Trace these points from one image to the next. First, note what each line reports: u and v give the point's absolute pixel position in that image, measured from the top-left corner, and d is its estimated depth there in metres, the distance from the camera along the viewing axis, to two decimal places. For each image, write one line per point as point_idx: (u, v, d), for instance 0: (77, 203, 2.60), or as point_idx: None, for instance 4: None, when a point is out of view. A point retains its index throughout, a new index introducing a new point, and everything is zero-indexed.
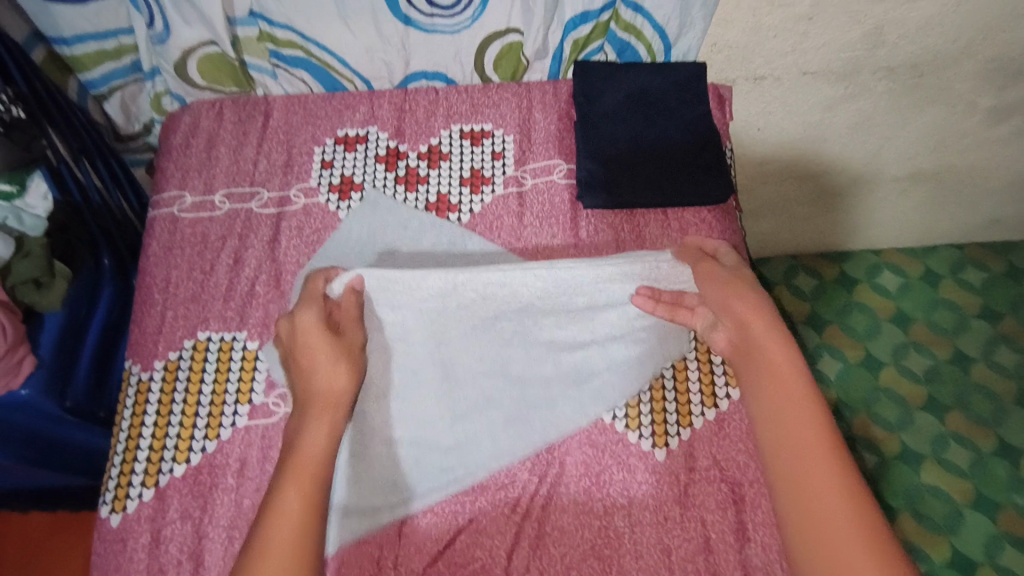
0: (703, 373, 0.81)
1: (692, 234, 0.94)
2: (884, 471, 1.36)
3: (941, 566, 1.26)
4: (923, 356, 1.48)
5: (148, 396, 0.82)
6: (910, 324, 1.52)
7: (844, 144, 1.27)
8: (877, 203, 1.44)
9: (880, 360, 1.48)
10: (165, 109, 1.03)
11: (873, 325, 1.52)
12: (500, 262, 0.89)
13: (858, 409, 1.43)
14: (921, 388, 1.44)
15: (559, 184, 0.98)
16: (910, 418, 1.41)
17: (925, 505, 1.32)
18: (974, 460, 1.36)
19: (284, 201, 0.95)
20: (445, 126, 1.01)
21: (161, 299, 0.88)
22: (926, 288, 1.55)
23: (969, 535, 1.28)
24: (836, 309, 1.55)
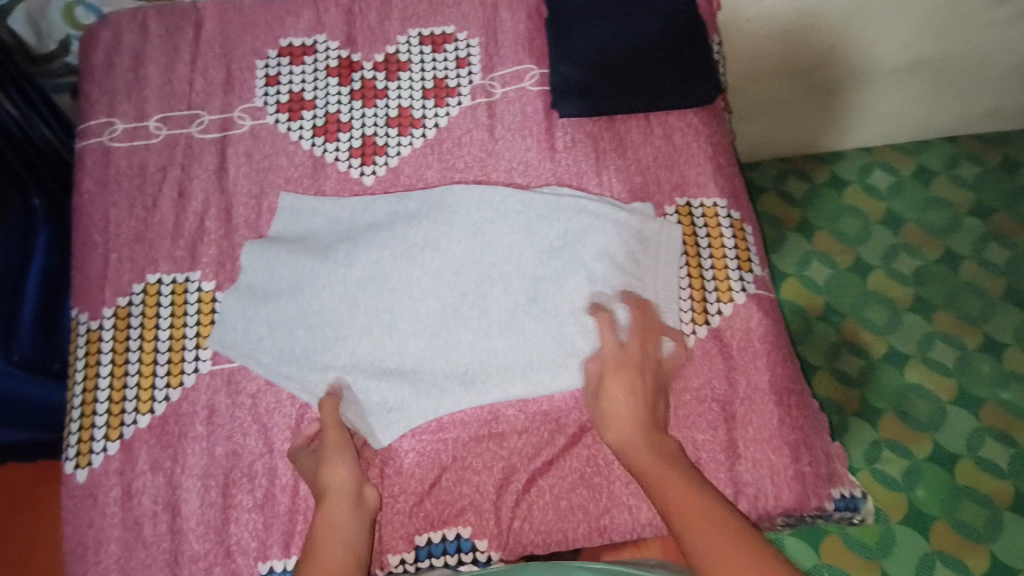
0: (695, 290, 0.79)
1: (678, 140, 0.86)
2: (870, 374, 1.37)
3: (923, 460, 1.29)
4: (913, 257, 1.45)
5: (100, 345, 0.77)
6: (902, 225, 1.48)
7: (844, 33, 1.18)
8: (874, 97, 1.36)
9: (870, 264, 1.45)
10: (81, 23, 0.89)
11: (865, 229, 1.48)
12: (458, 208, 0.80)
13: (847, 313, 1.42)
14: (910, 290, 1.42)
15: (531, 92, 0.88)
16: (898, 320, 1.40)
17: (910, 404, 1.34)
18: (959, 357, 1.36)
19: (227, 124, 0.86)
20: (402, 32, 0.90)
21: (103, 241, 0.81)
22: (918, 186, 1.50)
23: (950, 430, 1.31)
24: (827, 214, 1.50)
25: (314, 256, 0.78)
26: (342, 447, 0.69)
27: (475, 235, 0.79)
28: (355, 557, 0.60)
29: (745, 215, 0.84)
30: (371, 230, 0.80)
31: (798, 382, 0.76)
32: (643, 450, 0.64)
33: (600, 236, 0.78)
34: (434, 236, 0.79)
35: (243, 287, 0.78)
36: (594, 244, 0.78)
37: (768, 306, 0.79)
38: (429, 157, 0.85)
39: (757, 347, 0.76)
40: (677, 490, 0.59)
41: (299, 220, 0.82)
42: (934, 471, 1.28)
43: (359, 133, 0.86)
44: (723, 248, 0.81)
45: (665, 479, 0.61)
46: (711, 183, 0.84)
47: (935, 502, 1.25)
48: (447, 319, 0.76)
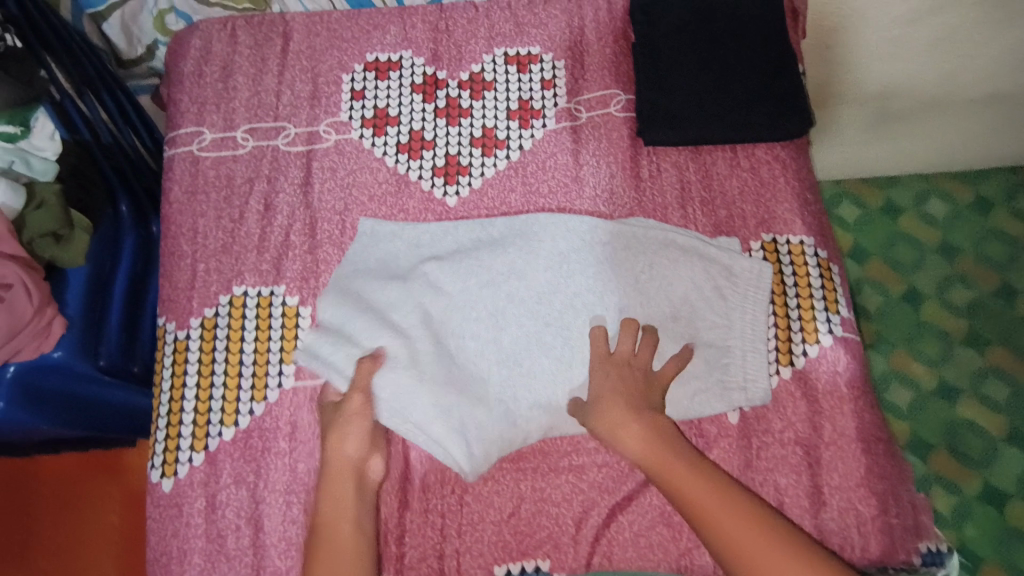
0: (781, 330, 0.78)
1: (764, 173, 0.85)
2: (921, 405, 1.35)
3: (974, 497, 1.27)
4: (968, 289, 1.43)
5: (187, 355, 0.78)
6: (958, 256, 1.46)
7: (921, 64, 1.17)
8: (942, 128, 1.34)
9: (923, 294, 1.43)
10: (171, 29, 0.89)
11: (920, 258, 1.46)
12: (542, 235, 0.80)
13: (898, 343, 1.40)
14: (963, 321, 1.40)
15: (618, 118, 0.87)
16: (951, 353, 1.38)
17: (962, 440, 1.32)
18: (1013, 394, 1.34)
19: (313, 138, 0.86)
20: (487, 50, 0.90)
21: (191, 251, 0.81)
22: (978, 217, 1.47)
23: (1002, 469, 1.29)
24: (881, 242, 1.48)
25: (403, 282, 0.79)
26: (358, 420, 0.72)
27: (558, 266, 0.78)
28: (360, 533, 0.67)
29: (831, 254, 0.82)
30: (454, 255, 0.80)
31: (884, 430, 0.75)
32: (667, 456, 0.66)
33: (691, 272, 0.77)
34: (520, 264, 0.79)
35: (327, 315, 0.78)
36: (682, 275, 0.77)
37: (856, 349, 0.78)
38: (513, 180, 0.85)
39: (842, 392, 0.76)
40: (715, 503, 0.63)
41: (379, 241, 0.81)
42: (984, 510, 1.27)
43: (443, 152, 0.86)
44: (810, 288, 0.80)
45: (698, 492, 0.63)
46: (798, 220, 0.83)
47: (985, 542, 1.25)
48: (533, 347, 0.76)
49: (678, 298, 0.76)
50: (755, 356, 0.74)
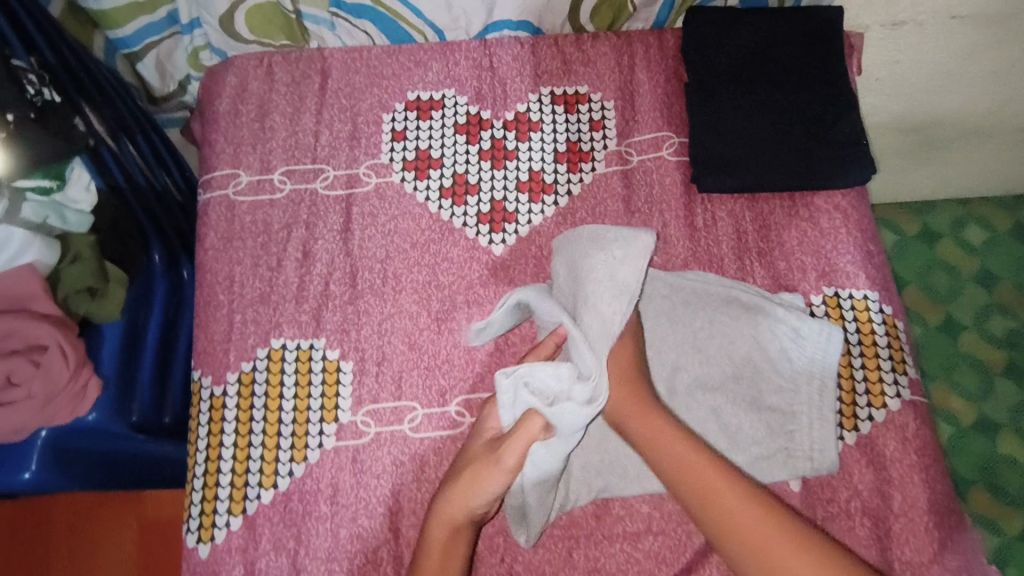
0: (845, 392, 0.74)
1: (824, 223, 0.81)
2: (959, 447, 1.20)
3: (1013, 542, 1.14)
4: (1008, 319, 1.28)
5: (223, 412, 0.74)
6: (996, 284, 1.31)
7: (969, 96, 1.09)
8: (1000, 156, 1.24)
9: (959, 324, 1.28)
10: (204, 64, 0.86)
11: (956, 285, 1.31)
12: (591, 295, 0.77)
13: (937, 376, 1.25)
14: (1004, 352, 1.26)
15: (670, 163, 0.84)
16: (992, 387, 1.24)
17: (999, 476, 1.19)
18: None
19: (352, 181, 0.83)
20: (533, 89, 0.86)
21: (227, 301, 0.78)
22: (1013, 242, 1.33)
23: None
24: (917, 269, 1.33)
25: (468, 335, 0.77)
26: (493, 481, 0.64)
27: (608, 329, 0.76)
28: None
29: (896, 309, 0.79)
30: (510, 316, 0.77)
31: (953, 500, 0.72)
32: (664, 437, 0.66)
33: (752, 330, 0.73)
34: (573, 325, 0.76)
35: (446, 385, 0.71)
36: (745, 336, 0.73)
37: (924, 413, 0.75)
38: (562, 227, 0.81)
39: (912, 459, 0.72)
40: (733, 500, 0.61)
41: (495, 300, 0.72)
42: None
43: (488, 197, 0.82)
44: (876, 347, 0.76)
45: (696, 469, 0.64)
46: (861, 274, 0.79)
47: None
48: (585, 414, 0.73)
49: (737, 358, 0.73)
50: (823, 424, 0.71)
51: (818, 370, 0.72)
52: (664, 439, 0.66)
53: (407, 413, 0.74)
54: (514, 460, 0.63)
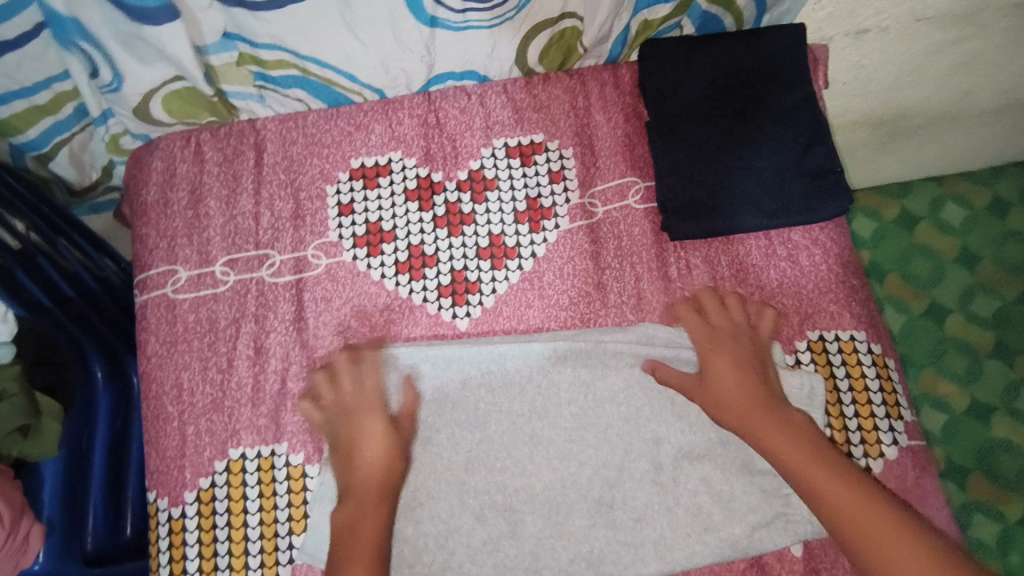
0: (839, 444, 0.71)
1: (804, 261, 0.77)
2: (951, 434, 0.91)
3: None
4: None
5: (184, 535, 0.69)
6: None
7: (937, 85, 1.01)
8: (961, 135, 1.12)
9: (945, 308, 0.96)
10: (127, 148, 0.79)
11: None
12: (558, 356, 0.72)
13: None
14: (993, 335, 0.94)
15: (637, 211, 0.79)
16: (978, 368, 0.92)
17: (1001, 465, 0.89)
18: None
19: (301, 265, 0.77)
20: (485, 143, 0.81)
21: (177, 412, 0.72)
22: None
23: None
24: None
25: None
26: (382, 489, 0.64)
27: (581, 406, 0.71)
28: None
29: (886, 347, 0.75)
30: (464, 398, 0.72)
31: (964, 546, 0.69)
32: (753, 412, 0.65)
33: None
34: (541, 405, 0.71)
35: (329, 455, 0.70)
36: None
37: (923, 457, 0.71)
38: (529, 293, 0.76)
39: (918, 511, 0.68)
40: (854, 504, 0.58)
41: (438, 371, 0.72)
42: None
43: (447, 268, 0.77)
44: (868, 392, 0.73)
45: (775, 440, 0.63)
46: (846, 313, 0.75)
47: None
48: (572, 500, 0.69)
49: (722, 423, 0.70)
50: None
51: None
52: (767, 421, 0.65)
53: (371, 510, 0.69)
54: (377, 455, 0.66)
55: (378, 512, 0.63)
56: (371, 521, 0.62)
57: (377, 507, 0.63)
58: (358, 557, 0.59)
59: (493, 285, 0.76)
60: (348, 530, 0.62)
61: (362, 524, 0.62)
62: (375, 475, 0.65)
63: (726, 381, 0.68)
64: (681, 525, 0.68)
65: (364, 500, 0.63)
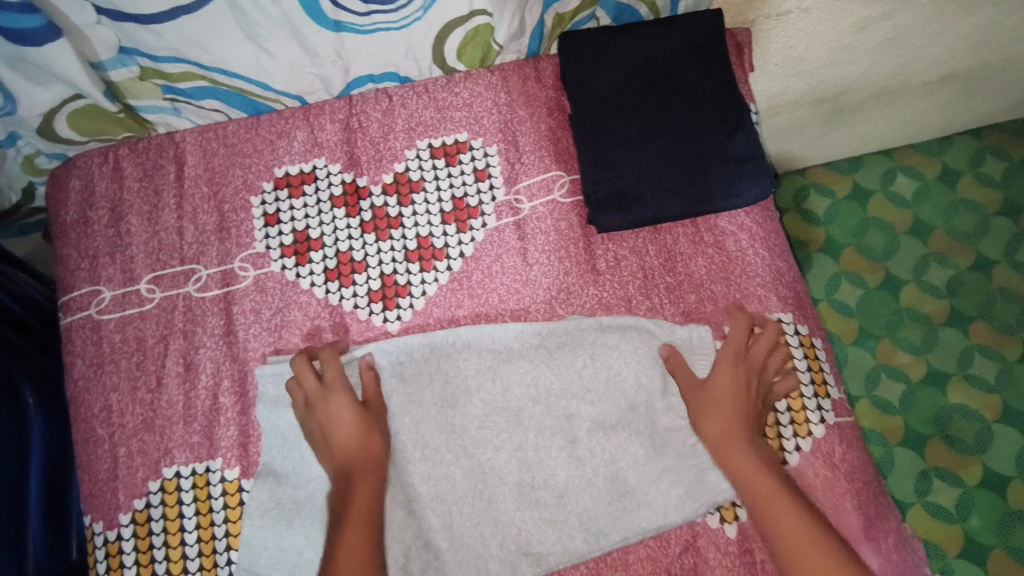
0: (769, 426, 0.72)
1: (730, 246, 0.78)
2: (910, 401, 1.08)
3: (974, 488, 1.03)
4: (945, 269, 1.14)
5: (122, 557, 0.69)
6: (929, 234, 1.16)
7: (867, 63, 1.01)
8: (899, 107, 1.12)
9: (899, 279, 1.14)
10: (44, 168, 0.79)
11: (891, 242, 1.16)
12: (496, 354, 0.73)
13: (881, 335, 1.12)
14: (944, 303, 1.12)
15: (564, 204, 0.79)
16: (934, 336, 1.11)
17: (956, 428, 1.06)
18: (1002, 371, 1.07)
19: (228, 278, 0.76)
20: (409, 145, 0.80)
21: (107, 433, 0.72)
22: (943, 190, 1.18)
23: (999, 451, 1.04)
24: (851, 229, 1.18)
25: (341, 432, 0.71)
26: (371, 473, 0.67)
27: (509, 404, 0.72)
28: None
29: (813, 327, 0.76)
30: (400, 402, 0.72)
31: (893, 519, 0.71)
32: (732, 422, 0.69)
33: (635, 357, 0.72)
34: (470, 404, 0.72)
35: (264, 468, 0.70)
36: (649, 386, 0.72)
37: (851, 433, 0.72)
38: (458, 293, 0.76)
39: (844, 486, 0.70)
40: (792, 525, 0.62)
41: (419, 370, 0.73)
42: (987, 500, 1.02)
43: (377, 273, 0.77)
44: (796, 372, 0.73)
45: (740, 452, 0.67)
46: (774, 296, 0.76)
47: (990, 530, 1.01)
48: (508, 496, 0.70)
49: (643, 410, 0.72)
50: None
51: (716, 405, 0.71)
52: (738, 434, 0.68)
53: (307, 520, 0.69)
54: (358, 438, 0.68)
55: (364, 485, 0.66)
56: (360, 502, 0.65)
57: (364, 488, 0.66)
58: (350, 527, 0.63)
59: (423, 288, 0.76)
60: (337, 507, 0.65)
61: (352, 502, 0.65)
62: (364, 458, 0.67)
63: (723, 402, 0.69)
64: (613, 511, 0.69)
65: (352, 477, 0.66)
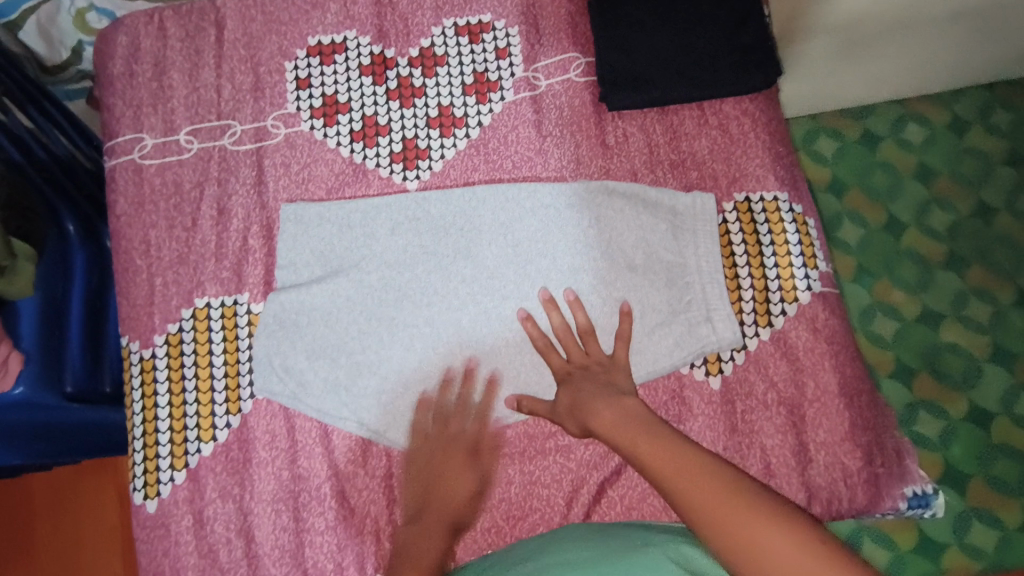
0: (758, 291, 0.77)
1: (733, 129, 0.82)
2: (902, 337, 1.10)
3: (958, 421, 1.06)
4: (947, 213, 1.15)
5: (155, 374, 0.76)
6: (934, 178, 1.18)
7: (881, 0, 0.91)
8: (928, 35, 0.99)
9: (901, 223, 1.15)
10: (92, 26, 0.85)
11: (896, 184, 1.17)
12: (504, 214, 0.78)
13: (879, 273, 1.13)
14: (943, 247, 1.14)
15: (578, 84, 0.83)
16: (930, 278, 1.12)
17: (945, 364, 1.08)
18: (993, 314, 1.10)
19: (260, 133, 0.82)
20: (436, 22, 0.85)
21: (146, 265, 0.79)
22: (951, 139, 1.19)
23: (986, 387, 1.07)
24: (857, 170, 1.19)
25: (356, 275, 0.77)
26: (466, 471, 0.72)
27: (514, 257, 0.77)
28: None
29: (806, 208, 0.81)
30: (417, 257, 0.78)
31: (867, 381, 0.76)
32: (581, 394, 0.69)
33: (637, 222, 0.78)
34: (478, 262, 0.77)
35: (281, 298, 0.76)
36: (639, 246, 0.77)
37: (834, 303, 0.78)
38: (475, 159, 0.81)
39: (822, 348, 0.75)
40: (659, 459, 0.59)
41: (434, 225, 0.79)
42: (970, 432, 1.05)
43: (399, 136, 0.82)
44: (787, 245, 0.78)
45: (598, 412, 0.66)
46: (771, 175, 0.81)
47: (972, 459, 1.04)
48: (513, 343, 0.76)
49: (638, 266, 0.77)
50: (721, 312, 0.75)
51: (705, 264, 0.77)
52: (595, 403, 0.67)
53: (319, 352, 0.76)
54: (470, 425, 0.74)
55: (460, 483, 0.71)
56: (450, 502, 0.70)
57: (453, 487, 0.71)
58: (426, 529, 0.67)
59: (443, 154, 0.82)
60: (432, 500, 0.70)
61: (417, 547, 0.65)
62: (463, 447, 0.73)
63: (583, 394, 0.69)
64: None
65: (448, 472, 0.71)
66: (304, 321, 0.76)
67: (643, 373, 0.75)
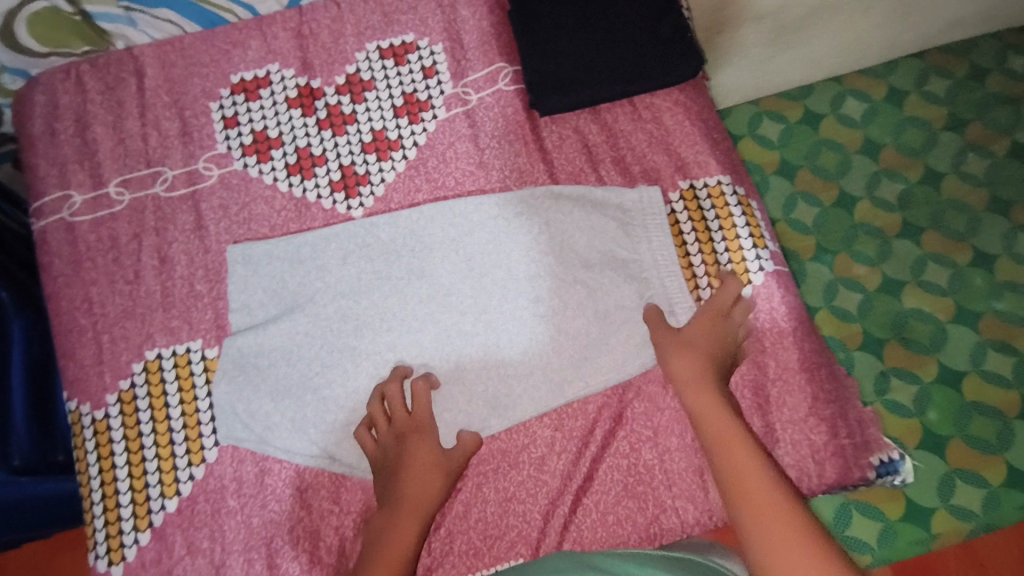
0: (712, 277, 0.78)
1: (667, 121, 0.83)
2: (867, 309, 1.07)
3: (930, 385, 1.03)
4: (896, 182, 1.12)
5: (110, 434, 0.74)
6: (879, 151, 1.14)
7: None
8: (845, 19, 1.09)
9: (852, 197, 1.12)
10: (8, 88, 0.83)
11: (843, 161, 1.14)
12: (452, 230, 0.78)
13: (838, 250, 1.10)
14: (895, 217, 1.11)
15: (508, 93, 0.84)
16: (887, 248, 1.10)
17: (912, 332, 1.06)
18: (953, 275, 1.07)
19: (193, 177, 0.80)
20: (359, 48, 0.84)
21: (90, 323, 0.77)
22: (891, 111, 1.16)
23: (954, 349, 1.04)
24: (804, 152, 1.16)
25: (308, 309, 0.76)
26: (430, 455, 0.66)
27: (468, 271, 0.76)
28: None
29: (747, 190, 0.82)
30: (370, 283, 0.76)
31: (825, 355, 0.77)
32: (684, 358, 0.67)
33: (588, 222, 0.78)
34: (432, 280, 0.76)
35: (234, 342, 0.75)
36: (593, 245, 0.78)
37: (786, 280, 0.78)
38: (415, 179, 0.81)
39: (779, 326, 0.76)
40: (743, 458, 0.57)
41: (385, 248, 0.78)
42: (943, 397, 1.03)
43: (336, 165, 0.81)
44: (735, 229, 0.79)
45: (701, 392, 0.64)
46: (710, 161, 0.81)
47: (947, 422, 1.02)
48: (478, 356, 0.75)
49: (594, 264, 0.77)
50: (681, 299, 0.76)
51: (658, 255, 0.78)
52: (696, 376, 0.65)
53: (281, 393, 0.74)
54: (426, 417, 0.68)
55: (423, 466, 0.66)
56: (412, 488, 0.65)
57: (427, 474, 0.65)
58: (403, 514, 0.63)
59: (385, 176, 0.81)
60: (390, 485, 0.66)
61: (394, 537, 0.62)
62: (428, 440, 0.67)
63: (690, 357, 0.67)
64: (568, 358, 0.74)
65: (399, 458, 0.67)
66: (266, 361, 0.75)
67: (612, 371, 0.74)
